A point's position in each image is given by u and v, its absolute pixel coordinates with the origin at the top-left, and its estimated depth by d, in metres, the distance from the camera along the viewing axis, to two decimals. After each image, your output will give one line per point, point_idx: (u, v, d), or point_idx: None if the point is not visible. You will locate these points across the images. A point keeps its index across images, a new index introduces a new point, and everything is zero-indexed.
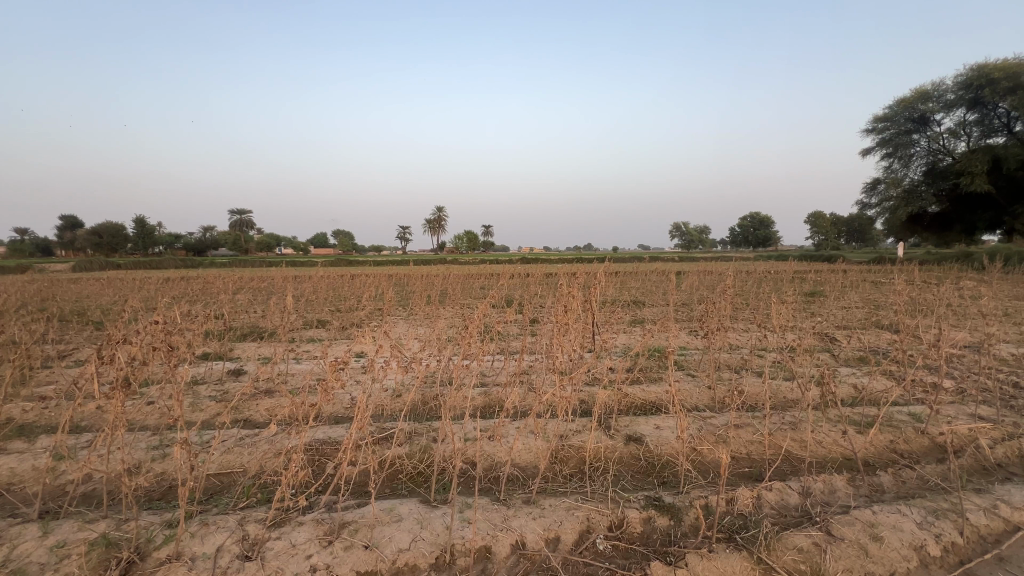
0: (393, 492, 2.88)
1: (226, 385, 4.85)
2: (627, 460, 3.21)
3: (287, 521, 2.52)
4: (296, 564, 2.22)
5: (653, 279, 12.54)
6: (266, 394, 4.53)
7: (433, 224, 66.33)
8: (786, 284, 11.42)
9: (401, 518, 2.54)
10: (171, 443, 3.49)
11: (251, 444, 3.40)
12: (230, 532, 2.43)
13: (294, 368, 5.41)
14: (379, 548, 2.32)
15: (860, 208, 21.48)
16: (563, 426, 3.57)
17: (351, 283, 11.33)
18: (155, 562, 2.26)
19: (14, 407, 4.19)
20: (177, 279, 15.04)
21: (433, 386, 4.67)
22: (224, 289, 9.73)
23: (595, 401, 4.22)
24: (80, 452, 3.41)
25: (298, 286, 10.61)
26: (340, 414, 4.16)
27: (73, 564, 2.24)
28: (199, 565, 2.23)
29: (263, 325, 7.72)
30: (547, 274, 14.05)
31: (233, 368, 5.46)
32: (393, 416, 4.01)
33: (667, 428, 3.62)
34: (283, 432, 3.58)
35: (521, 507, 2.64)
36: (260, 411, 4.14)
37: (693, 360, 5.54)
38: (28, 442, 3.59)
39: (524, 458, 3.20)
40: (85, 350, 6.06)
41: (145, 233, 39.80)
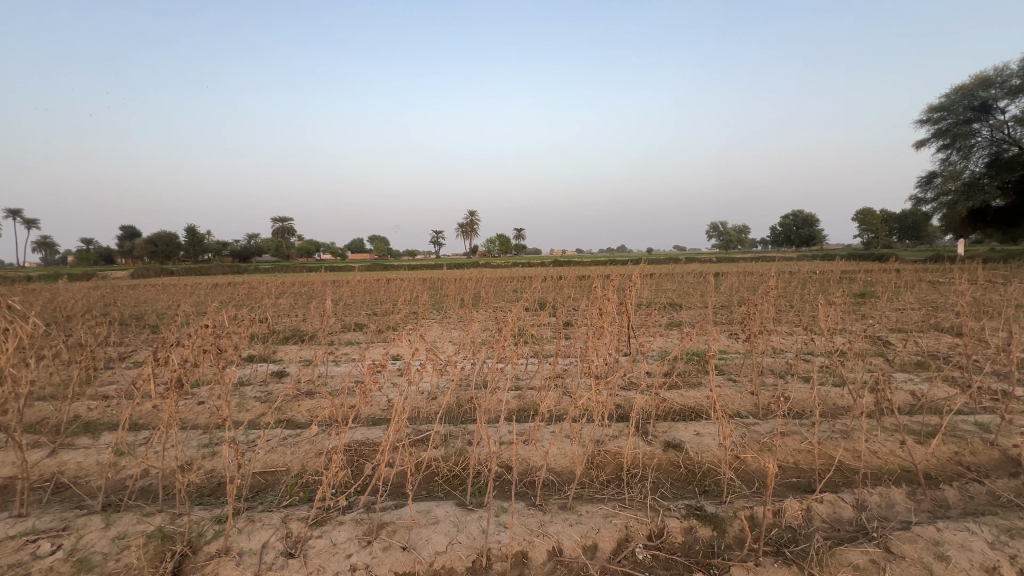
0: (429, 493, 2.91)
1: (269, 387, 5.04)
2: (666, 467, 3.13)
3: (328, 520, 2.58)
4: (336, 563, 2.27)
5: (689, 281, 12.23)
6: (307, 396, 4.67)
7: (463, 227, 66.72)
8: (832, 285, 10.88)
9: (437, 521, 2.56)
10: (221, 441, 3.66)
11: (293, 444, 3.51)
12: (275, 529, 2.51)
13: (334, 371, 5.56)
14: (416, 550, 2.34)
15: (914, 203, 20.22)
16: (599, 431, 3.52)
17: (387, 287, 11.61)
18: (206, 555, 2.37)
19: (81, 405, 4.50)
20: (223, 284, 15.96)
21: (468, 389, 4.70)
22: (266, 294, 10.08)
23: (632, 406, 4.14)
24: (139, 448, 3.62)
25: (336, 290, 10.95)
26: (378, 416, 4.24)
27: (133, 555, 2.37)
28: (246, 561, 2.31)
29: (303, 328, 7.99)
30: (580, 277, 13.92)
31: (276, 370, 5.66)
32: (428, 419, 4.05)
33: (707, 435, 3.50)
34: (323, 433, 3.68)
35: (557, 513, 2.61)
36: (302, 412, 4.28)
37: (733, 365, 5.34)
38: (93, 438, 3.84)
39: (560, 462, 3.16)
40: (141, 353, 6.44)
41: (195, 240, 41.91)
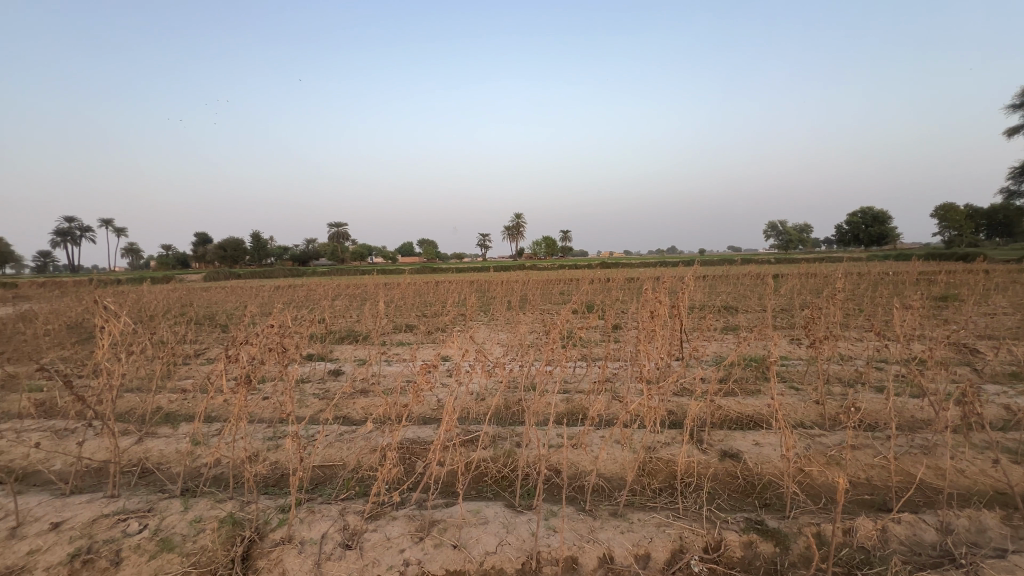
0: (479, 493, 2.95)
1: (326, 385, 5.28)
2: (722, 478, 2.99)
3: (382, 514, 2.67)
4: (390, 557, 2.35)
5: (746, 284, 11.67)
6: (362, 394, 4.86)
7: (509, 229, 67.13)
8: (909, 287, 10.03)
9: (487, 521, 2.58)
10: (284, 435, 3.88)
11: (348, 440, 3.66)
12: (333, 521, 2.62)
13: (386, 370, 5.75)
14: (466, 549, 2.37)
15: (1006, 197, 18.29)
16: (650, 437, 3.42)
17: (436, 289, 11.89)
18: (271, 542, 2.51)
19: (162, 397, 4.91)
20: (284, 286, 16.93)
21: (516, 391, 4.72)
22: (323, 297, 10.58)
23: (685, 413, 4.00)
24: (212, 438, 3.90)
25: (388, 292, 11.33)
26: (428, 415, 4.33)
27: (208, 538, 2.56)
28: (307, 549, 2.43)
29: (357, 329, 8.33)
30: (628, 279, 13.62)
31: (333, 369, 5.92)
32: (477, 420, 4.10)
33: (767, 445, 3.32)
34: (376, 430, 3.81)
35: (608, 520, 2.56)
36: (357, 409, 4.46)
37: (795, 372, 5.03)
38: (173, 428, 4.19)
39: (610, 468, 3.10)
40: (213, 350, 6.94)
41: (259, 245, 44.83)
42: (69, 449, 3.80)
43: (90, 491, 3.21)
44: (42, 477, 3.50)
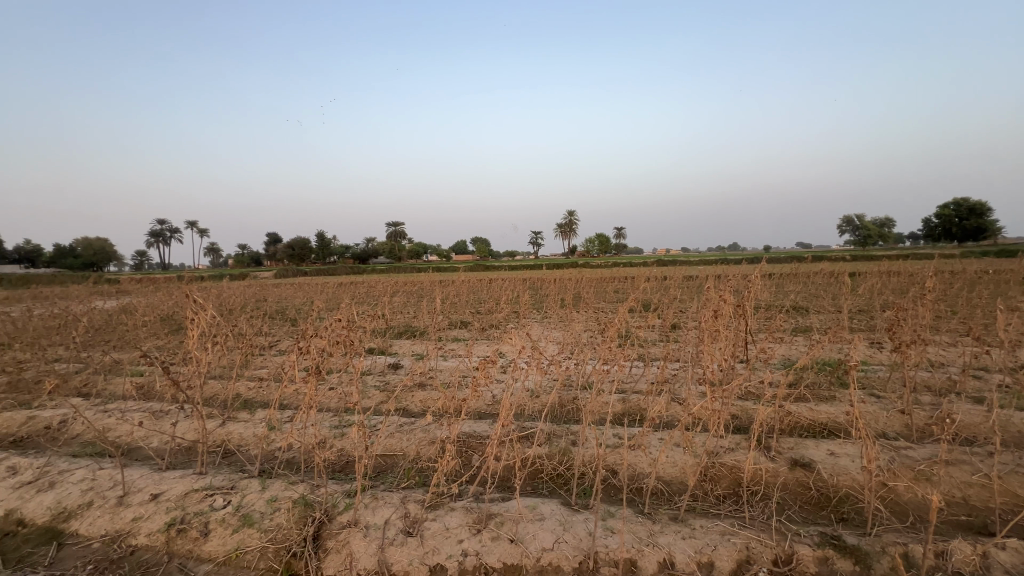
0: (534, 490, 2.96)
1: (387, 377, 5.50)
2: (793, 488, 2.82)
3: (441, 505, 2.75)
4: (449, 546, 2.41)
5: (818, 282, 10.89)
6: (420, 387, 5.01)
7: (563, 228, 66.49)
8: (1014, 287, 8.94)
9: (543, 517, 2.59)
10: (349, 424, 4.09)
11: (408, 431, 3.80)
12: (396, 508, 2.72)
13: (443, 365, 5.90)
14: (523, 544, 2.39)
15: None
16: (713, 442, 3.28)
17: (490, 286, 12.04)
18: (339, 524, 2.66)
19: (241, 384, 5.33)
20: (346, 282, 17.81)
21: (571, 389, 4.69)
22: (382, 293, 11.03)
23: (751, 418, 3.80)
24: (285, 425, 4.19)
25: (444, 289, 11.62)
26: (484, 410, 4.41)
27: (282, 516, 2.75)
28: (372, 533, 2.55)
29: (415, 324, 8.61)
30: (686, 277, 13.12)
31: (393, 362, 6.16)
32: (532, 417, 4.11)
33: (844, 455, 3.09)
34: (435, 423, 3.93)
35: (668, 524, 2.49)
36: (416, 402, 4.62)
37: (876, 378, 4.64)
38: (251, 414, 4.53)
39: (670, 472, 3.01)
40: (284, 342, 7.43)
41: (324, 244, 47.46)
42: (164, 428, 4.21)
43: (181, 467, 3.55)
44: (143, 452, 3.91)
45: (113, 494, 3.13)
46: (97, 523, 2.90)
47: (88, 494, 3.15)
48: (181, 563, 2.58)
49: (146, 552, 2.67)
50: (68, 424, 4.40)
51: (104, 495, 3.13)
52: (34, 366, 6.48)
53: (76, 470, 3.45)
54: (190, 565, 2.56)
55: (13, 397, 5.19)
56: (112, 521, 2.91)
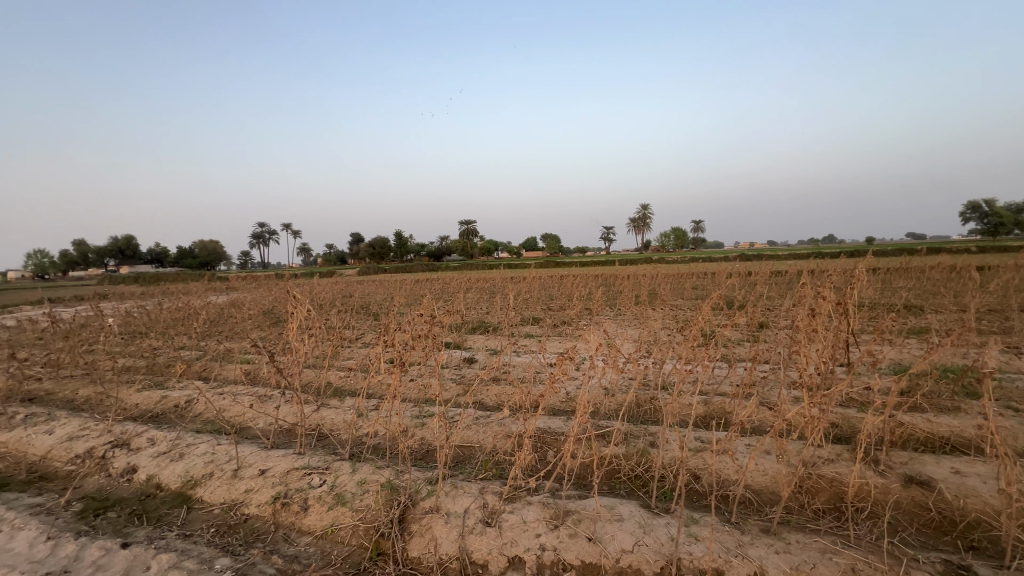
0: (611, 490, 2.92)
1: (462, 371, 5.68)
2: (908, 508, 2.52)
3: (519, 498, 2.80)
4: (527, 539, 2.45)
5: (936, 278, 9.59)
6: (494, 382, 5.12)
7: (637, 220, 64.07)
8: None
9: (622, 518, 2.54)
10: (429, 414, 4.28)
11: (485, 425, 3.89)
12: (474, 498, 2.81)
13: (516, 360, 5.98)
14: (602, 543, 2.37)
15: None
16: (810, 452, 3.02)
17: (562, 282, 11.97)
18: (422, 509, 2.79)
19: (332, 374, 5.77)
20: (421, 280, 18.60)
21: (648, 388, 4.54)
22: (456, 290, 11.39)
23: (854, 428, 3.45)
24: (371, 413, 4.48)
25: (515, 285, 11.75)
26: (558, 406, 4.41)
27: (371, 498, 2.94)
28: (453, 520, 2.65)
29: (488, 320, 8.80)
30: (774, 273, 12.15)
31: (468, 356, 6.35)
32: (607, 415, 4.05)
33: (972, 475, 2.71)
34: (510, 417, 4.00)
35: (759, 536, 2.34)
36: (491, 396, 4.72)
37: (1014, 389, 4.01)
38: (341, 401, 4.90)
39: (759, 481, 2.82)
40: (368, 335, 7.94)
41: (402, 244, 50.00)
42: (269, 411, 4.68)
43: (284, 447, 3.92)
44: (252, 431, 4.37)
45: (229, 468, 3.53)
46: (217, 492, 3.29)
47: (209, 466, 3.59)
48: (286, 533, 2.86)
49: (256, 520, 2.99)
50: (192, 403, 5.04)
51: (222, 468, 3.55)
52: (166, 352, 7.47)
53: (199, 443, 3.93)
54: (293, 536, 2.82)
55: (150, 379, 6.04)
56: (229, 491, 3.29)
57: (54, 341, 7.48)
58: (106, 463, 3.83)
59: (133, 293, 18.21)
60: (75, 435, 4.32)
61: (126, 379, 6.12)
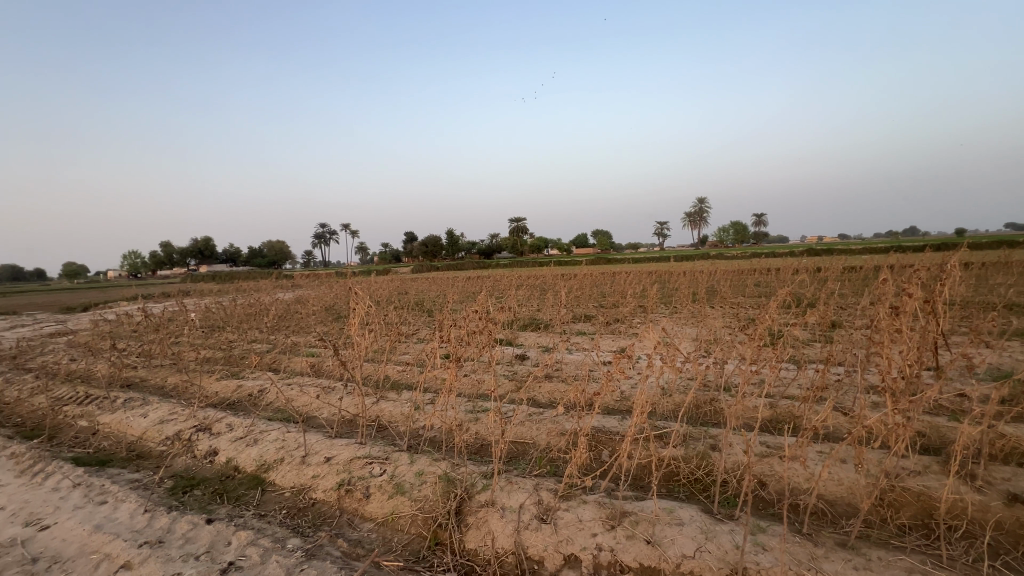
0: (670, 493, 2.83)
1: (515, 367, 5.72)
2: (1012, 530, 2.27)
3: (574, 496, 2.78)
4: (583, 538, 2.43)
5: None
6: (547, 379, 5.11)
7: (694, 215, 61.77)
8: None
9: (683, 522, 2.45)
10: (483, 409, 4.35)
11: (538, 421, 3.90)
12: (529, 494, 2.82)
13: (569, 358, 5.94)
14: (661, 547, 2.31)
15: None
16: (893, 462, 2.78)
17: (614, 279, 11.74)
18: (478, 502, 2.84)
19: (390, 368, 5.99)
20: (472, 278, 18.91)
21: (708, 389, 4.37)
22: (508, 288, 11.47)
23: (945, 438, 3.14)
24: (427, 406, 4.61)
25: (567, 282, 11.67)
26: (612, 405, 4.33)
27: (429, 489, 3.03)
28: (508, 514, 2.68)
29: (540, 317, 8.79)
30: (847, 268, 11.28)
31: (520, 353, 6.38)
32: (664, 416, 3.93)
33: None
34: (564, 415, 3.98)
35: (834, 550, 2.19)
36: (543, 393, 4.72)
37: None
38: (399, 394, 5.08)
39: (834, 491, 2.64)
40: (423, 331, 8.17)
41: (454, 243, 51.05)
42: (333, 401, 4.94)
43: (346, 436, 4.12)
44: (318, 421, 4.63)
45: (298, 454, 3.76)
46: (287, 476, 3.52)
47: (281, 451, 3.84)
48: (350, 518, 3.01)
49: (323, 505, 3.17)
50: (264, 392, 5.41)
51: (291, 454, 3.78)
52: (241, 344, 8.07)
53: (271, 430, 4.22)
54: (357, 522, 2.96)
55: (227, 369, 6.55)
56: (298, 476, 3.50)
57: (146, 333, 8.27)
58: (191, 444, 4.19)
59: (212, 290, 19.81)
60: (165, 419, 4.76)
61: (207, 369, 6.67)
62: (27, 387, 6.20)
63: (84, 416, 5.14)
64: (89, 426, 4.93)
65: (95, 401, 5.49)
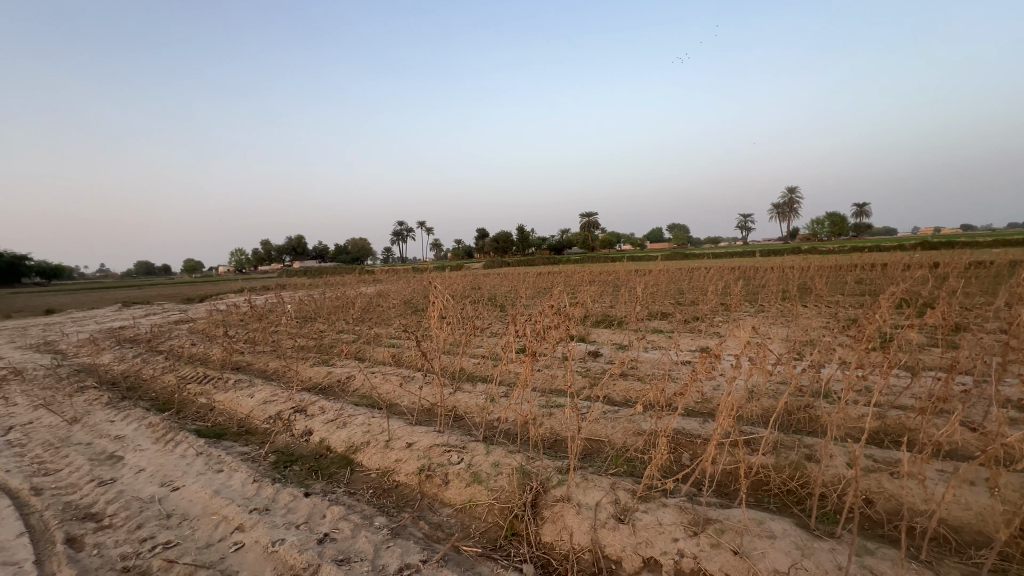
0: (759, 503, 2.66)
1: (588, 364, 5.66)
2: None
3: (653, 498, 2.69)
4: (664, 542, 2.36)
5: None
6: (622, 377, 5.00)
7: (784, 203, 56.52)
8: None
9: (775, 535, 2.29)
10: (557, 405, 4.34)
11: (614, 420, 3.83)
12: (605, 492, 2.78)
13: (645, 356, 5.77)
14: (750, 559, 2.17)
15: None
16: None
17: (693, 276, 11.19)
18: (554, 497, 2.85)
19: (465, 360, 6.19)
20: (543, 273, 18.94)
21: (801, 395, 4.03)
22: (579, 284, 11.33)
23: None
24: (501, 399, 4.70)
25: (641, 278, 11.31)
26: (692, 407, 4.14)
27: (505, 480, 3.09)
28: (584, 511, 2.66)
29: (613, 314, 8.60)
30: (974, 264, 9.84)
31: (594, 350, 6.29)
32: (751, 421, 3.69)
33: None
34: (641, 415, 3.87)
35: None
36: (618, 391, 4.63)
37: None
38: (474, 386, 5.23)
39: (959, 516, 2.33)
40: (496, 325, 8.33)
41: (524, 240, 51.43)
42: (413, 390, 5.20)
43: (426, 424, 4.32)
44: (399, 408, 4.90)
45: (382, 438, 4.00)
46: (373, 459, 3.76)
47: (367, 435, 4.11)
48: (430, 502, 3.16)
49: (405, 487, 3.35)
50: (351, 380, 5.81)
51: (376, 438, 4.03)
52: (330, 334, 8.72)
53: (359, 415, 4.52)
54: (436, 506, 3.10)
55: (319, 356, 7.10)
56: (383, 458, 3.73)
57: (251, 322, 9.21)
58: (290, 424, 4.62)
59: (305, 284, 21.58)
60: (268, 400, 5.28)
61: (302, 356, 7.29)
62: (159, 367, 7.16)
63: (204, 394, 5.85)
64: (207, 402, 5.59)
65: (211, 381, 6.22)
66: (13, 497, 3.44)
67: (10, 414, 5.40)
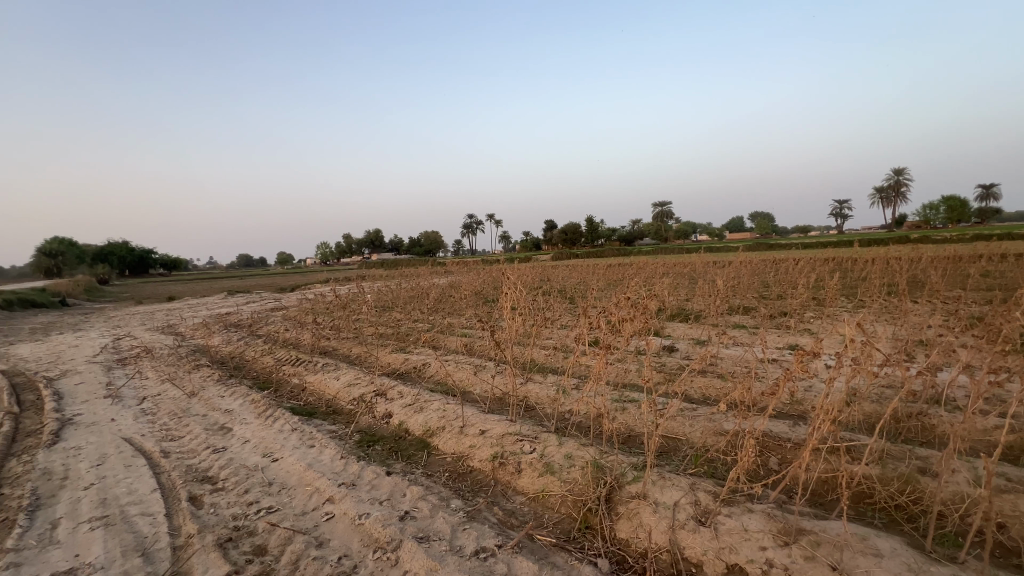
0: (861, 517, 2.42)
1: (664, 359, 5.45)
2: None
3: (738, 502, 2.54)
4: (750, 550, 2.23)
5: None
6: (700, 374, 4.77)
7: (886, 189, 50.87)
8: None
9: (881, 554, 2.08)
10: (631, 399, 4.24)
11: (692, 418, 3.66)
12: (684, 492, 2.66)
13: (725, 353, 5.45)
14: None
15: None
16: None
17: (780, 268, 10.38)
18: (629, 493, 2.79)
19: (536, 351, 6.22)
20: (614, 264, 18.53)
21: (912, 401, 3.60)
22: (653, 276, 10.93)
23: None
24: (573, 392, 4.68)
25: (721, 270, 10.69)
26: (780, 409, 3.85)
27: (577, 472, 3.07)
28: (661, 510, 2.58)
29: (689, 307, 8.22)
30: None
31: (669, 344, 6.06)
32: (851, 427, 3.36)
33: None
34: (722, 415, 3.67)
35: None
36: (696, 388, 4.42)
37: None
38: (545, 377, 5.24)
39: None
40: (566, 317, 8.29)
41: (593, 231, 50.56)
42: (485, 379, 5.32)
43: (498, 412, 4.41)
44: (472, 395, 5.04)
45: (456, 424, 4.14)
46: (448, 443, 3.90)
47: (442, 420, 4.27)
48: (504, 488, 3.22)
49: (479, 473, 3.45)
50: (427, 367, 6.06)
51: (451, 423, 4.18)
52: (406, 323, 9.16)
53: (434, 401, 4.71)
54: (510, 493, 3.16)
55: (397, 344, 7.49)
56: (457, 444, 3.86)
57: (337, 310, 9.91)
58: (372, 407, 4.92)
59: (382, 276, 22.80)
60: (352, 383, 5.67)
61: (382, 342, 7.72)
62: (259, 349, 7.94)
63: (297, 375, 6.39)
64: (300, 383, 6.12)
65: (303, 363, 6.79)
66: (147, 457, 3.99)
67: (143, 386, 6.27)
